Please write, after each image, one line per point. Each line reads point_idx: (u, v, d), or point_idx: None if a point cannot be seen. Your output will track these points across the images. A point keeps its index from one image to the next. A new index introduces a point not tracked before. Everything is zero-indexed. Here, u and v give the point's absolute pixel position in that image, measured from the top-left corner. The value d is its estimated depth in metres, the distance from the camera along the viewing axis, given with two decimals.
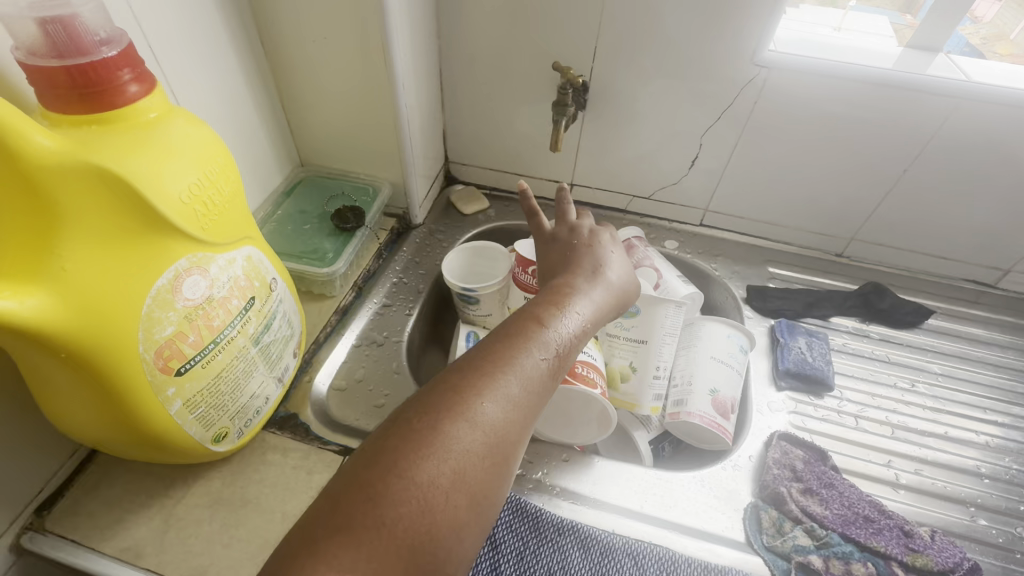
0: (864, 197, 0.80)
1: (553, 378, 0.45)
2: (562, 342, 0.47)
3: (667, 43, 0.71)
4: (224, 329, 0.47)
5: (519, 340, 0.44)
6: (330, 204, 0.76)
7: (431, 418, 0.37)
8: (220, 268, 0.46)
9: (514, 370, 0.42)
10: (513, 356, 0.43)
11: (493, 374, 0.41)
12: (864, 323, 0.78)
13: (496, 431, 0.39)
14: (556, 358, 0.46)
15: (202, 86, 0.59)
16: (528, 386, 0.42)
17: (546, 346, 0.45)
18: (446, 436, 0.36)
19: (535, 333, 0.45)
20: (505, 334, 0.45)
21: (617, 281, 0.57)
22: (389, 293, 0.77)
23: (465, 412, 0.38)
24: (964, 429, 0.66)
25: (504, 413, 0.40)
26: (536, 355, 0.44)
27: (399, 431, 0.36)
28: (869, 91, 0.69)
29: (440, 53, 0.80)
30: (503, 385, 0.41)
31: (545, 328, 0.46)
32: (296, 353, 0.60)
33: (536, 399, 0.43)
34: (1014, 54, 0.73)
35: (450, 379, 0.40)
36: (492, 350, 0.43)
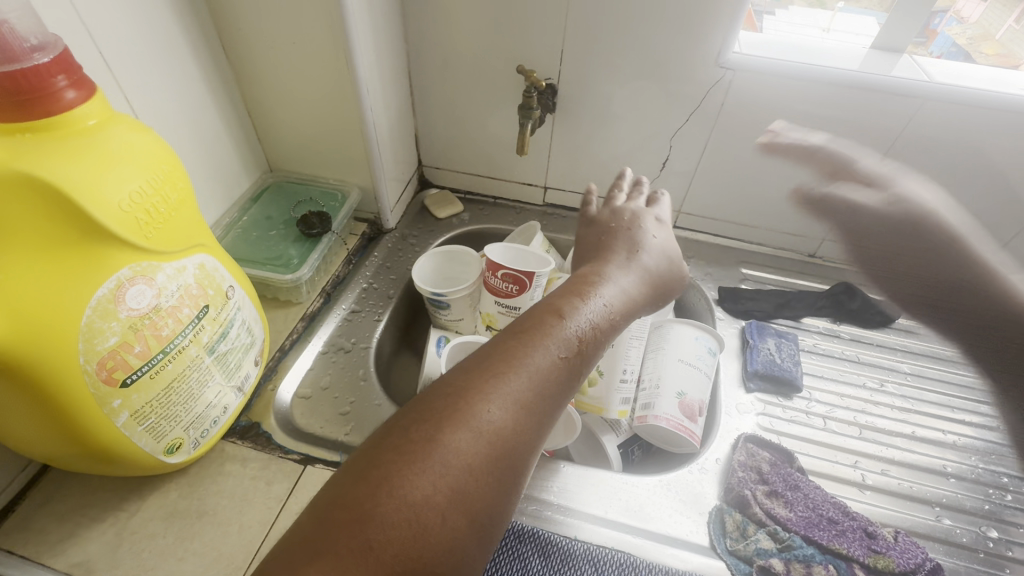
0: (834, 198, 0.80)
1: (565, 381, 0.43)
2: (577, 341, 0.45)
3: (633, 45, 0.71)
4: (174, 338, 0.46)
5: (529, 340, 0.43)
6: (297, 210, 0.76)
7: (428, 428, 0.36)
8: (167, 277, 0.45)
9: (520, 374, 0.41)
10: (521, 358, 0.41)
11: (497, 379, 0.40)
12: (835, 323, 0.79)
13: (499, 440, 0.37)
14: (570, 358, 0.44)
15: (158, 91, 0.59)
16: (535, 390, 0.41)
17: (558, 344, 0.44)
18: (443, 448, 0.35)
19: (549, 332, 0.44)
20: (515, 334, 0.44)
21: (651, 266, 0.58)
22: (358, 298, 0.76)
23: (465, 420, 0.37)
24: (932, 429, 0.67)
25: (507, 421, 0.38)
26: (547, 357, 0.43)
27: (394, 442, 0.36)
28: (835, 92, 0.69)
29: (409, 56, 0.80)
30: (507, 391, 0.39)
31: (560, 325, 0.45)
32: (257, 360, 0.60)
33: (545, 405, 0.41)
34: (1000, 55, 0.73)
35: (453, 384, 0.39)
36: (500, 352, 0.42)
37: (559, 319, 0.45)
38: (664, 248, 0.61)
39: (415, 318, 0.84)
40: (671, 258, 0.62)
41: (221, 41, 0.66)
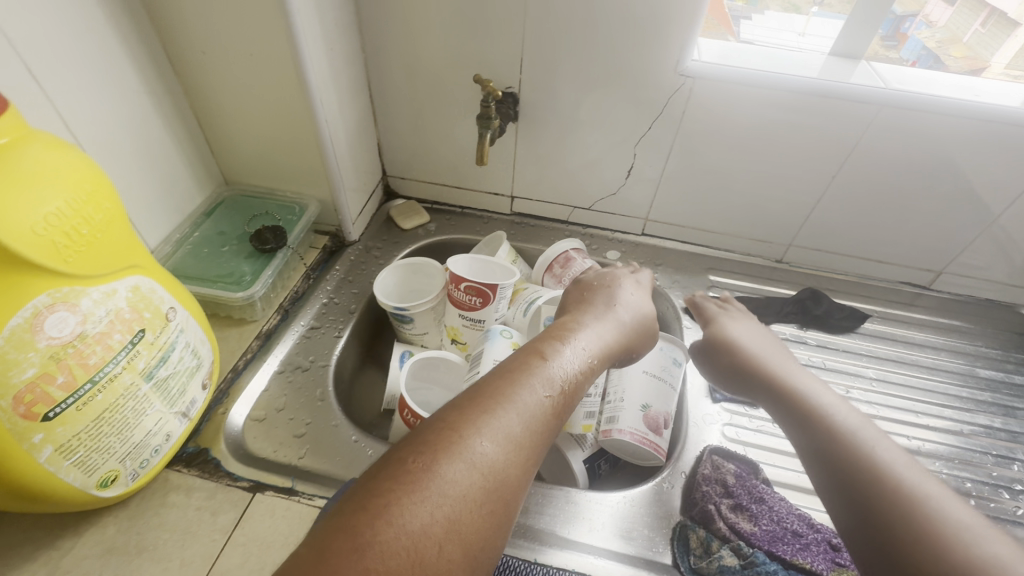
0: (799, 204, 0.80)
1: (555, 416, 0.43)
2: (564, 380, 0.46)
3: (594, 54, 0.70)
4: (104, 366, 0.44)
5: (521, 375, 0.43)
6: (251, 225, 0.73)
7: (426, 458, 0.35)
8: (94, 302, 0.43)
9: (516, 406, 0.41)
10: (512, 392, 0.41)
11: (491, 412, 0.40)
12: (802, 329, 0.78)
13: (496, 472, 0.37)
14: (559, 395, 0.45)
15: (93, 105, 0.56)
16: (529, 424, 0.41)
17: (549, 381, 0.44)
18: (442, 478, 0.35)
19: (539, 368, 0.45)
20: (505, 370, 0.44)
21: (627, 320, 0.60)
22: (318, 314, 0.74)
23: (461, 451, 0.36)
24: (898, 435, 0.67)
25: (503, 454, 0.38)
26: (540, 391, 0.43)
27: (392, 473, 0.34)
28: (795, 99, 0.69)
29: (367, 66, 0.78)
30: (504, 423, 0.39)
31: (546, 363, 0.46)
32: (205, 384, 0.57)
33: (536, 440, 0.41)
34: (968, 58, 0.74)
35: (450, 415, 0.39)
36: (494, 385, 0.42)
37: (548, 359, 0.47)
38: (640, 307, 0.64)
39: (378, 331, 0.82)
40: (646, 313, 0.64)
41: (165, 51, 0.64)
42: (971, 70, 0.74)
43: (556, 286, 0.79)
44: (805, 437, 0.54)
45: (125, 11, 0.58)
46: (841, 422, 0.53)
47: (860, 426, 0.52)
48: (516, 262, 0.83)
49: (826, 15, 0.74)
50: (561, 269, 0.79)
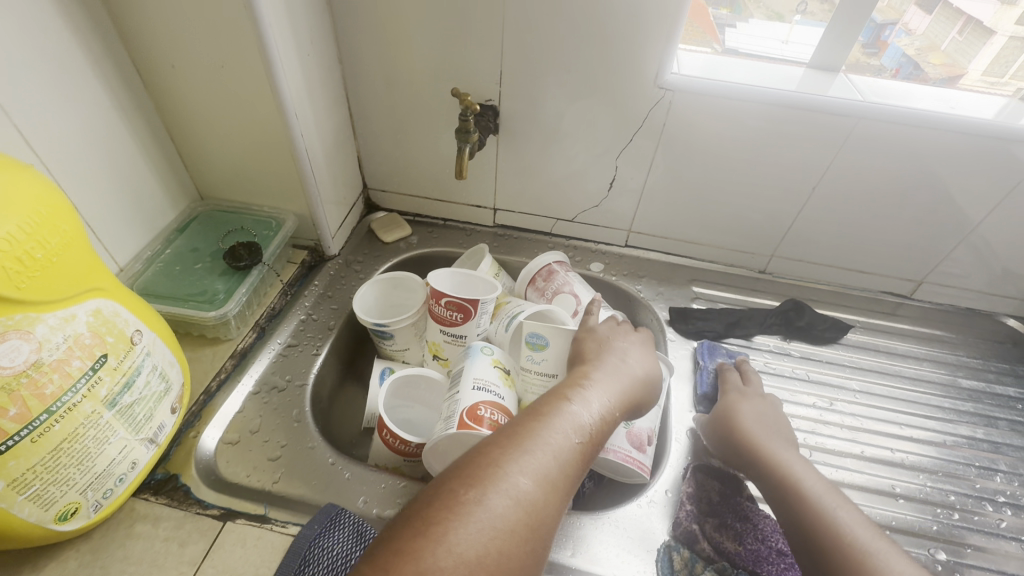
0: (780, 215, 0.80)
1: (586, 458, 0.45)
2: (595, 426, 0.47)
3: (575, 67, 0.70)
4: (62, 395, 0.42)
5: (558, 417, 0.45)
6: (226, 241, 0.72)
7: (476, 491, 0.37)
8: (51, 329, 0.41)
9: (556, 447, 0.42)
10: (550, 433, 0.43)
11: (534, 450, 0.41)
12: (785, 340, 0.78)
13: (538, 509, 0.38)
14: (591, 439, 0.46)
15: (56, 121, 0.54)
16: (567, 464, 0.42)
17: (580, 423, 0.46)
18: (492, 510, 0.36)
19: (573, 412, 0.47)
20: (542, 411, 0.46)
21: (645, 373, 0.58)
22: (295, 331, 0.72)
23: (509, 486, 0.38)
24: (882, 447, 0.67)
25: (546, 492, 0.39)
26: (576, 434, 0.45)
27: (445, 503, 0.36)
28: (775, 113, 0.69)
29: (345, 78, 0.77)
30: (545, 462, 0.41)
31: (579, 406, 0.48)
32: (175, 408, 0.55)
33: (572, 479, 0.42)
34: (947, 65, 0.74)
35: (495, 450, 0.41)
36: (534, 424, 0.44)
37: (577, 400, 0.48)
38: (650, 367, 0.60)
39: (358, 347, 0.80)
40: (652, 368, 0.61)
41: (134, 65, 0.63)
42: (949, 78, 0.74)
43: (539, 300, 0.78)
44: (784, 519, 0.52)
45: (90, 24, 0.57)
46: (805, 486, 0.52)
47: (822, 491, 0.51)
48: (498, 276, 0.82)
49: (809, 22, 0.73)
50: (544, 283, 0.78)
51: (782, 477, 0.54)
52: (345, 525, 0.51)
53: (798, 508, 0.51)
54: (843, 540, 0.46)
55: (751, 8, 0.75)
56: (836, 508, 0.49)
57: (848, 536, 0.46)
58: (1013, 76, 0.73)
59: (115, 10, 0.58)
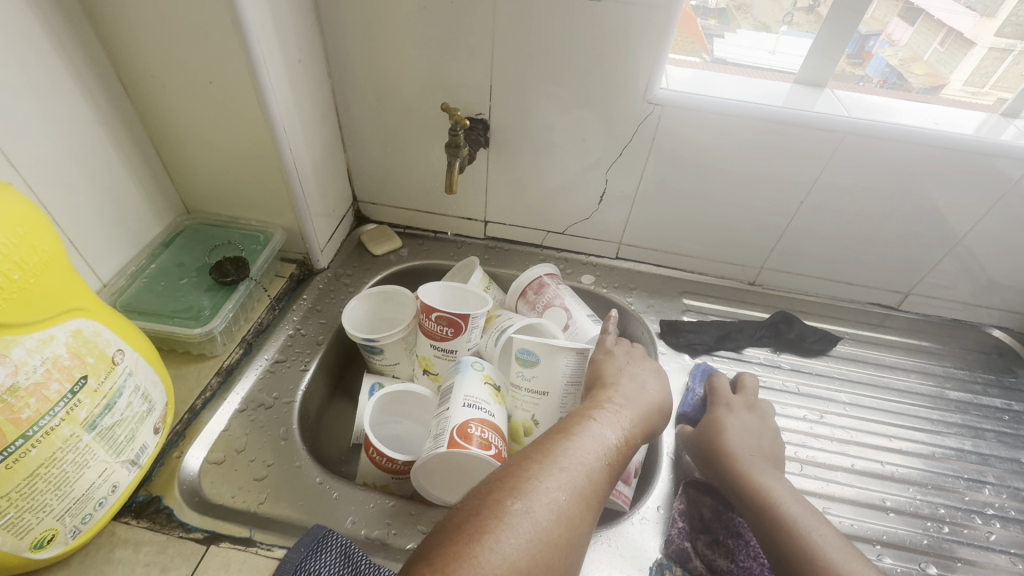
0: (769, 228, 0.81)
1: (614, 475, 0.46)
2: (621, 446, 0.48)
3: (564, 82, 0.70)
4: (39, 419, 0.41)
5: (588, 435, 0.46)
6: (212, 255, 0.71)
7: (520, 502, 0.38)
8: (28, 352, 0.40)
9: (588, 463, 0.43)
10: (582, 450, 0.44)
11: (569, 465, 0.42)
12: (776, 353, 0.78)
13: (575, 523, 0.39)
14: (617, 459, 0.47)
15: (37, 137, 0.54)
16: (598, 481, 0.43)
17: (610, 443, 0.47)
18: (537, 521, 0.37)
19: (600, 431, 0.48)
20: (571, 429, 0.47)
21: (662, 395, 0.60)
22: (283, 346, 0.71)
23: (550, 498, 0.39)
24: (872, 460, 0.67)
25: (581, 506, 0.40)
26: (604, 453, 0.46)
27: (492, 512, 0.37)
28: (762, 128, 0.70)
29: (334, 91, 0.77)
30: (580, 477, 0.42)
31: (604, 425, 0.49)
32: (158, 428, 0.54)
33: (604, 497, 0.43)
34: (930, 75, 0.75)
35: (534, 463, 0.41)
36: (565, 441, 0.45)
37: (604, 420, 0.50)
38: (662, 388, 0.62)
39: (346, 362, 0.79)
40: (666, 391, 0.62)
41: (119, 79, 0.62)
42: (931, 88, 0.76)
43: (531, 313, 0.77)
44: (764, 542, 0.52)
45: (75, 39, 0.56)
46: (783, 508, 0.52)
47: (799, 513, 0.52)
48: (489, 288, 0.81)
49: (795, 33, 0.74)
50: (535, 296, 0.77)
51: (760, 501, 0.54)
52: (332, 547, 0.49)
53: (778, 532, 0.51)
54: (823, 566, 0.47)
55: (738, 19, 0.76)
56: (812, 532, 0.50)
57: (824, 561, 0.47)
58: (994, 86, 0.74)
59: (101, 25, 0.57)
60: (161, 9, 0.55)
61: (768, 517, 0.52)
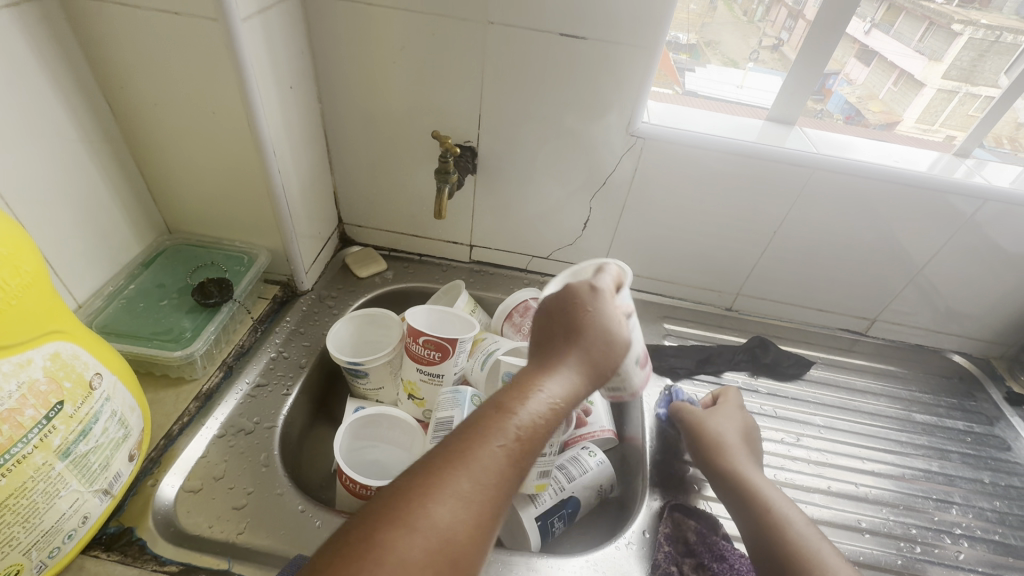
0: (744, 256, 0.84)
1: (524, 466, 0.37)
2: (536, 426, 0.38)
3: (550, 114, 0.72)
4: (10, 447, 0.39)
5: (489, 423, 0.37)
6: (195, 276, 0.69)
7: (378, 534, 0.31)
8: (4, 376, 0.38)
9: (478, 465, 0.35)
10: (474, 449, 0.35)
11: (450, 474, 0.34)
12: (753, 377, 0.81)
13: (452, 547, 0.32)
14: (528, 443, 0.37)
15: (18, 156, 0.53)
16: (493, 482, 0.35)
17: (520, 425, 0.38)
18: (392, 560, 0.30)
19: (509, 413, 0.38)
20: (470, 418, 0.38)
21: (611, 332, 0.46)
22: (265, 370, 0.70)
23: (414, 524, 0.31)
24: (846, 482, 0.69)
25: (463, 523, 0.33)
26: (507, 442, 0.36)
27: (339, 554, 0.30)
28: (737, 161, 0.73)
29: (324, 114, 0.77)
30: (464, 487, 0.34)
31: (518, 404, 0.39)
32: (133, 455, 0.52)
33: (502, 499, 0.35)
34: (885, 112, 0.81)
35: (405, 479, 0.34)
36: (456, 439, 0.36)
37: (517, 397, 0.39)
38: (617, 321, 0.47)
39: (329, 385, 0.78)
40: (623, 325, 0.48)
41: (106, 99, 0.62)
42: (887, 124, 0.82)
43: (517, 337, 0.78)
44: (747, 525, 0.57)
45: (63, 59, 0.56)
46: (768, 498, 0.58)
47: (781, 502, 0.57)
48: (474, 312, 0.82)
49: (761, 70, 0.80)
50: (521, 318, 0.78)
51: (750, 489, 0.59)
52: None
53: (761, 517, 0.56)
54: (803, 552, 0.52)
55: (708, 54, 0.82)
56: (794, 521, 0.55)
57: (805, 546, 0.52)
58: (941, 124, 0.81)
59: (91, 46, 0.57)
60: (155, 32, 0.55)
61: (755, 501, 0.58)
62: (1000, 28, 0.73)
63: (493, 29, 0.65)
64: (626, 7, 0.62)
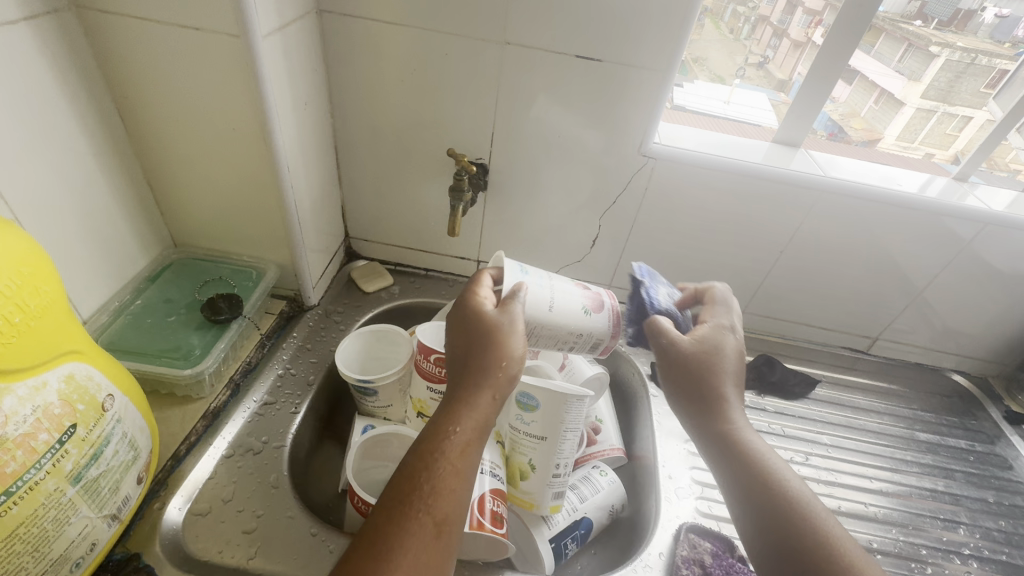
0: (750, 274, 0.85)
1: (460, 499, 0.43)
2: (459, 462, 0.44)
3: (562, 133, 0.73)
4: (23, 473, 0.38)
5: (416, 479, 0.43)
6: (203, 292, 0.68)
7: None
8: (19, 400, 0.37)
9: (415, 520, 0.41)
10: (409, 508, 0.41)
11: (392, 537, 0.40)
12: (760, 395, 0.81)
13: None
14: (456, 480, 0.44)
15: (30, 169, 0.52)
16: (434, 528, 0.41)
17: (442, 469, 0.44)
18: None
19: (430, 463, 0.44)
20: (400, 477, 0.43)
21: (505, 348, 0.51)
22: (273, 387, 0.69)
23: None
24: (856, 501, 0.69)
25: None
26: (435, 490, 0.43)
27: None
28: (746, 182, 0.74)
29: (335, 129, 0.77)
30: (408, 545, 0.40)
31: (438, 450, 0.45)
32: (141, 478, 0.51)
33: (448, 535, 0.42)
34: (866, 129, 0.84)
35: (354, 553, 0.39)
36: (391, 503, 0.42)
37: (438, 442, 0.45)
38: (512, 334, 0.52)
39: (336, 402, 0.77)
40: (518, 335, 0.53)
41: (118, 112, 0.61)
42: (868, 141, 0.84)
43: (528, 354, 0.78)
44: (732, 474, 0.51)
45: (78, 71, 0.55)
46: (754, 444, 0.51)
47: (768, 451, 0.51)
48: None
49: (747, 87, 0.85)
50: None
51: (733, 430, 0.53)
52: None
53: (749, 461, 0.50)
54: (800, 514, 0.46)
55: (695, 70, 0.82)
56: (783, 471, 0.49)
57: (803, 505, 0.47)
58: (921, 140, 0.84)
59: (105, 59, 0.57)
60: (174, 47, 0.55)
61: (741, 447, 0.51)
62: (975, 52, 0.76)
63: (510, 49, 0.66)
64: (643, 30, 0.63)
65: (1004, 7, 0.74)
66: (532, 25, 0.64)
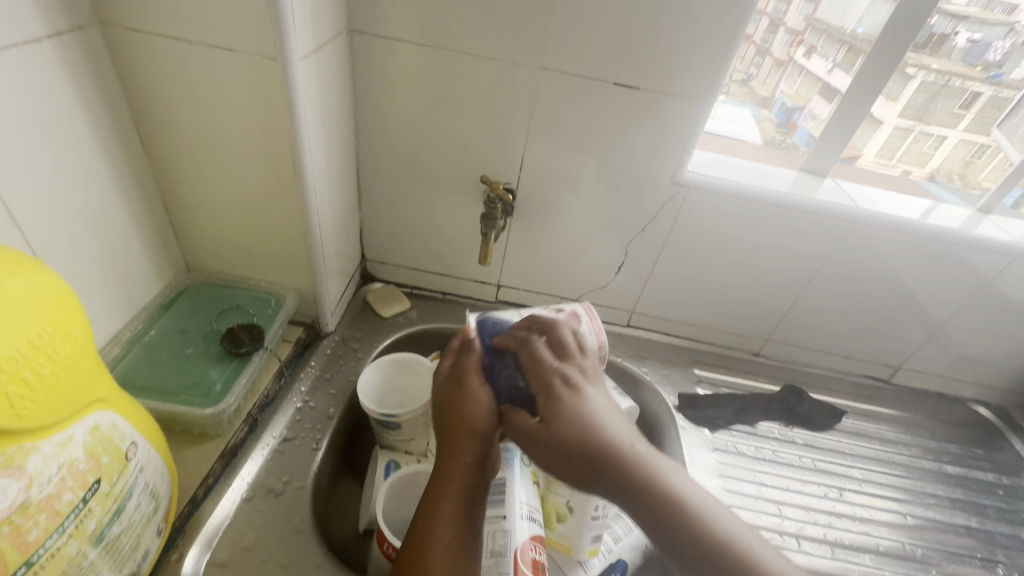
0: (777, 302, 0.84)
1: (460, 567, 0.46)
2: (451, 532, 0.48)
3: (594, 159, 0.71)
4: (46, 540, 0.34)
5: (416, 555, 0.46)
6: (220, 321, 0.65)
7: None
8: (46, 459, 0.34)
9: None
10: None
11: None
12: (788, 427, 0.79)
13: None
14: (451, 550, 0.47)
15: (46, 194, 0.48)
16: None
17: (437, 542, 0.47)
18: None
19: (426, 538, 0.47)
20: (402, 556, 0.47)
21: (477, 413, 0.55)
22: (292, 422, 0.65)
23: None
24: (893, 540, 0.68)
25: None
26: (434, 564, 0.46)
27: None
28: (778, 212, 0.74)
29: (358, 149, 0.75)
30: None
31: (430, 523, 0.48)
32: (160, 529, 0.47)
33: None
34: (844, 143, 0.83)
35: None
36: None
37: (430, 515, 0.49)
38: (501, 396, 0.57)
39: (355, 434, 0.73)
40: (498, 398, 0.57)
41: (138, 132, 0.58)
42: (850, 159, 0.83)
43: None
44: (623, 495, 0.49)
45: (98, 90, 0.52)
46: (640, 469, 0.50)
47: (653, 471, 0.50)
48: None
49: (732, 102, 0.83)
50: None
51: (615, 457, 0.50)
52: None
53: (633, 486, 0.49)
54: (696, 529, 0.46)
55: None
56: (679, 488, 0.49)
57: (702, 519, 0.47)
58: (898, 158, 0.84)
59: (130, 78, 0.54)
60: (204, 68, 0.53)
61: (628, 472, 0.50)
62: (949, 74, 0.76)
63: (546, 74, 0.65)
64: (683, 60, 0.62)
65: (976, 32, 0.74)
66: (570, 51, 0.63)
